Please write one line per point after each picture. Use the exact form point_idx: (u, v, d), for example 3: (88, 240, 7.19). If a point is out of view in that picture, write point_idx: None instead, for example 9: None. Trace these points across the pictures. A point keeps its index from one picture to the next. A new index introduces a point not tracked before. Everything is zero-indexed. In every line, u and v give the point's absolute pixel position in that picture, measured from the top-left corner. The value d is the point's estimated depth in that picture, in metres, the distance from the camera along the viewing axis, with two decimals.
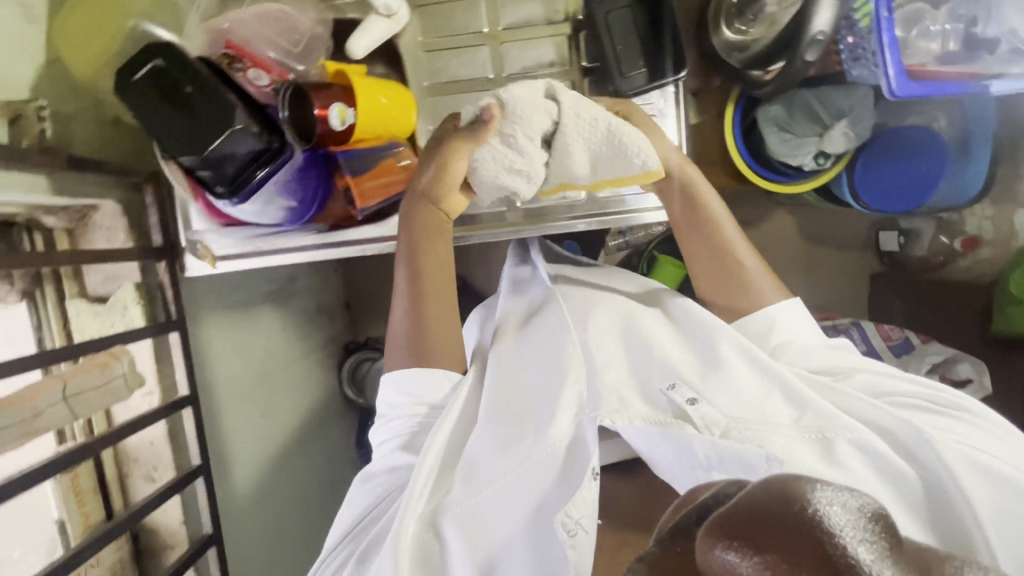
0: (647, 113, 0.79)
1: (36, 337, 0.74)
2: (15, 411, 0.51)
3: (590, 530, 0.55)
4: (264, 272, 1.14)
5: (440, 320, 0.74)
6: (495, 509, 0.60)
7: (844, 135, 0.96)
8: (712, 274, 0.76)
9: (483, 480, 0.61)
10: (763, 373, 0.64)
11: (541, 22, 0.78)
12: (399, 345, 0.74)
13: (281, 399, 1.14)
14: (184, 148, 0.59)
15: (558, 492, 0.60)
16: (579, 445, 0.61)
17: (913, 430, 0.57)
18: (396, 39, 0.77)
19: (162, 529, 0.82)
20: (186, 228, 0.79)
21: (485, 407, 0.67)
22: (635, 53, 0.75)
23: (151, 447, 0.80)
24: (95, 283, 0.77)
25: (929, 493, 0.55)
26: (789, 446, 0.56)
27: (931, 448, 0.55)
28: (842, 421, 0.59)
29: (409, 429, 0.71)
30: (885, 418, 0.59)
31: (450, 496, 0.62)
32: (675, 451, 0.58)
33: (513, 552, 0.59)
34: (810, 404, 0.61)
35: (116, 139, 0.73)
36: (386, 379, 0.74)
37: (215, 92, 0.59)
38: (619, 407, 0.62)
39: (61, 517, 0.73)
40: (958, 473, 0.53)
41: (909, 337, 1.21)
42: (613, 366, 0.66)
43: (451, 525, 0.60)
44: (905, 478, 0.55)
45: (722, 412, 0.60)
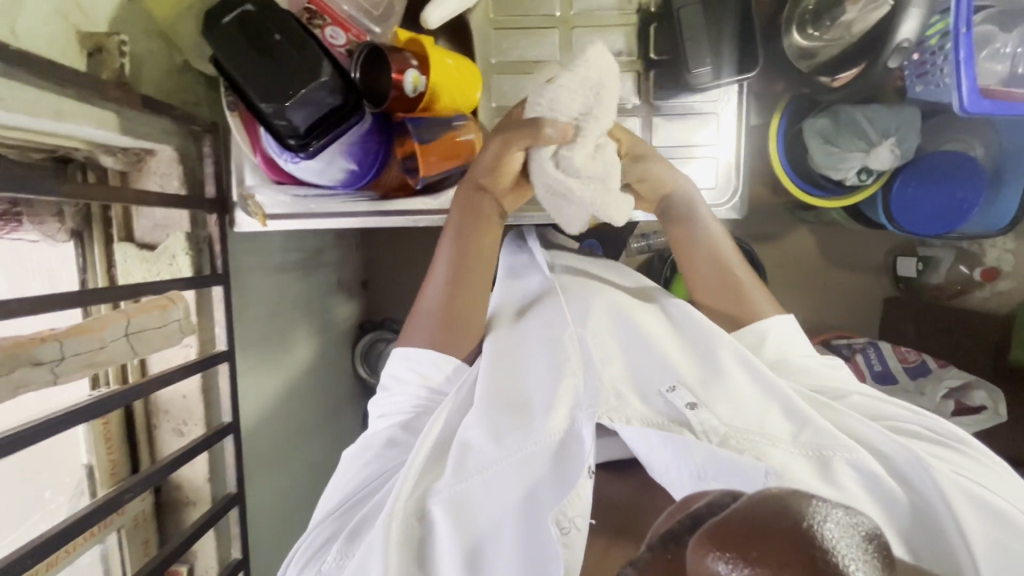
0: (710, 110, 0.79)
1: (80, 278, 0.73)
2: (85, 340, 0.49)
3: (582, 528, 0.53)
4: (295, 240, 1.13)
5: (470, 294, 0.71)
6: (483, 497, 0.58)
7: (890, 152, 0.95)
8: (711, 289, 0.74)
9: (473, 469, 0.59)
10: (763, 385, 0.62)
11: (613, 11, 0.79)
12: (422, 323, 0.71)
13: (301, 369, 1.13)
14: (265, 94, 0.58)
15: (552, 485, 0.57)
16: (574, 440, 0.59)
17: (914, 455, 0.55)
18: (468, 14, 0.78)
19: (185, 484, 0.80)
20: (240, 183, 0.79)
21: (481, 394, 0.64)
22: (703, 46, 0.72)
23: (183, 400, 0.79)
24: (142, 229, 0.75)
25: (921, 521, 0.53)
26: (787, 463, 0.55)
27: (932, 475, 0.53)
28: (842, 439, 0.56)
29: (407, 409, 0.68)
30: (885, 442, 0.57)
31: (438, 482, 0.60)
32: (676, 459, 0.55)
33: (500, 545, 0.56)
34: (811, 420, 0.58)
35: (181, 85, 0.72)
36: (396, 353, 0.70)
37: (301, 42, 0.58)
38: (618, 406, 0.59)
39: (89, 462, 0.72)
40: (950, 499, 0.51)
41: (926, 361, 1.23)
42: (611, 364, 0.64)
43: (441, 507, 0.57)
44: (898, 502, 0.54)
45: (723, 421, 0.58)
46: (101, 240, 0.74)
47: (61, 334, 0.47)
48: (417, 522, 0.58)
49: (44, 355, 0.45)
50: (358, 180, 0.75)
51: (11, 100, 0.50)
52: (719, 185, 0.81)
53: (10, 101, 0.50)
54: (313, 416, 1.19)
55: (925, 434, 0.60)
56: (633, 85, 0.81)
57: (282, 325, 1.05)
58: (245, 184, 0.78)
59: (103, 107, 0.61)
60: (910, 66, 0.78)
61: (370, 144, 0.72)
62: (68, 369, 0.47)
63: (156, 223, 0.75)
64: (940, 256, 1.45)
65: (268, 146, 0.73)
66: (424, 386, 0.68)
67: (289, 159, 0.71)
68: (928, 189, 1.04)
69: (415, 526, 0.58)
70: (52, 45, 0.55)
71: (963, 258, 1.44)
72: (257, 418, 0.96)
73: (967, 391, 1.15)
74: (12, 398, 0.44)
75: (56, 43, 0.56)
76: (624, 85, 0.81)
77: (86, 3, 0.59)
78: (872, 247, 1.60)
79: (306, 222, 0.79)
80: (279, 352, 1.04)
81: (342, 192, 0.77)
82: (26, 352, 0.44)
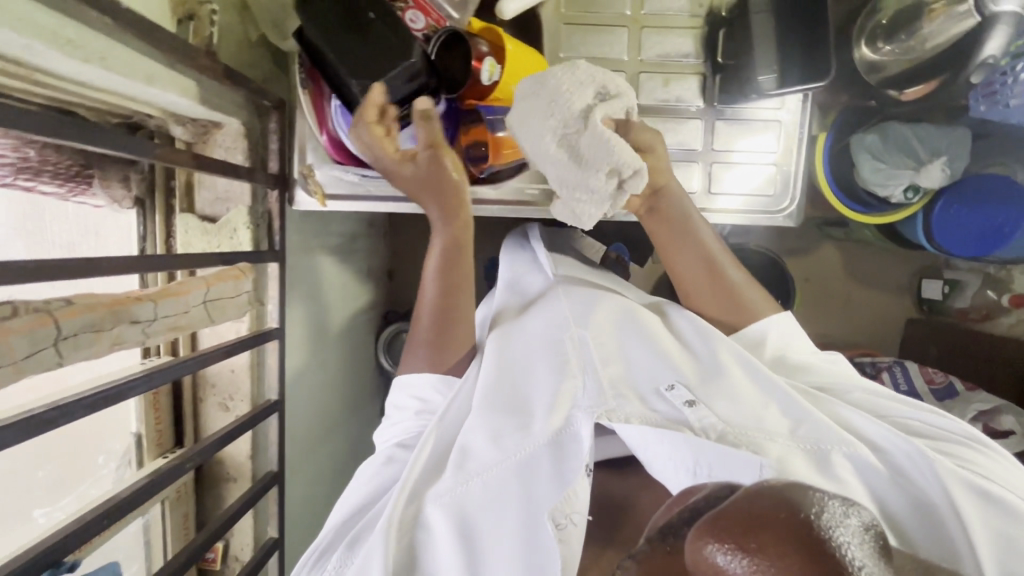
0: (772, 117, 0.80)
1: (140, 246, 0.73)
2: (172, 303, 0.49)
3: (581, 524, 0.52)
4: (334, 224, 1.13)
5: (460, 319, 0.70)
6: (481, 497, 0.57)
7: (941, 171, 0.97)
8: (705, 292, 0.72)
9: (473, 471, 0.58)
10: (764, 387, 0.62)
11: (681, 13, 0.80)
12: (419, 351, 0.70)
13: (332, 354, 1.13)
14: (355, 72, 0.59)
15: (549, 484, 0.56)
16: (571, 438, 0.58)
17: (912, 448, 0.55)
18: (540, 7, 0.78)
19: (228, 460, 0.80)
20: (302, 161, 0.79)
21: (482, 397, 0.64)
22: (771, 55, 0.71)
23: (230, 375, 0.78)
24: (204, 202, 0.76)
25: (923, 515, 0.52)
26: (783, 454, 0.54)
27: (934, 468, 0.53)
28: (840, 435, 0.56)
29: (411, 425, 0.68)
30: (886, 438, 0.57)
31: (438, 484, 0.60)
32: (673, 452, 0.53)
33: (498, 547, 0.55)
34: (808, 417, 0.58)
35: (254, 60, 0.73)
36: (398, 382, 0.71)
37: (394, 20, 0.59)
38: (616, 406, 0.58)
39: (139, 431, 0.72)
40: (953, 494, 0.51)
41: (954, 383, 1.23)
42: (612, 364, 0.63)
43: (439, 508, 0.58)
44: (898, 495, 0.53)
45: (720, 417, 0.57)
46: (163, 209, 0.74)
47: (154, 295, 0.47)
48: (412, 528, 0.58)
49: (141, 314, 0.45)
50: None
51: (112, 60, 0.50)
52: (775, 193, 0.81)
53: (111, 61, 0.50)
54: (338, 401, 1.19)
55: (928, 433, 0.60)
56: (698, 88, 0.81)
57: (318, 308, 1.05)
58: (306, 162, 0.78)
59: (187, 75, 0.61)
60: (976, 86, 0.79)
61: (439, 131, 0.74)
62: (156, 331, 0.47)
63: (217, 195, 0.75)
64: (968, 281, 1.44)
65: (337, 127, 0.73)
66: (416, 409, 0.69)
67: None
68: (971, 213, 1.03)
69: (412, 529, 0.58)
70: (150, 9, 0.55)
71: (991, 283, 1.41)
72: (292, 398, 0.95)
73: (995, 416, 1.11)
74: (107, 355, 0.43)
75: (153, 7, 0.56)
76: (688, 87, 0.81)
77: None
78: (896, 268, 1.61)
79: (368, 203, 0.81)
80: (315, 334, 1.04)
81: None
82: (127, 309, 0.43)
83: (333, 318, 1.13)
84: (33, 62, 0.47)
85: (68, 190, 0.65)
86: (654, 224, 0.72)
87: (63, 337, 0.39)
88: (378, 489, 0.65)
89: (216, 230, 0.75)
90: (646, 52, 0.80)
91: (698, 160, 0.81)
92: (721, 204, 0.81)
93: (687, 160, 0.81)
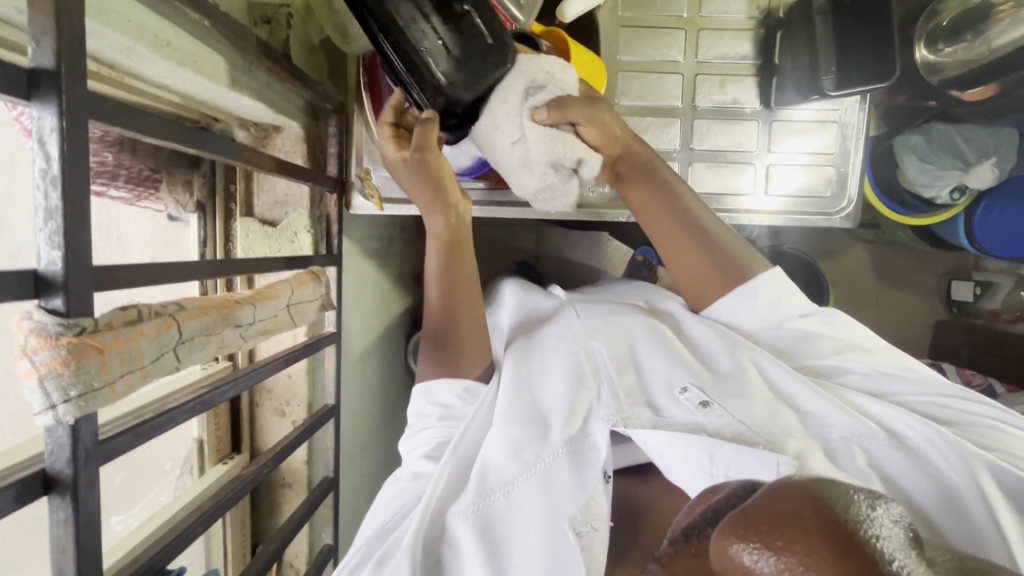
0: (830, 118, 0.80)
1: (200, 250, 0.73)
2: (267, 307, 0.50)
3: (600, 528, 0.53)
4: (371, 228, 1.11)
5: (468, 321, 0.69)
6: (506, 511, 0.58)
7: (991, 171, 0.97)
8: (695, 260, 0.67)
9: (495, 486, 0.59)
10: (777, 391, 0.61)
11: (738, 16, 0.80)
12: (429, 355, 0.69)
13: (370, 358, 1.11)
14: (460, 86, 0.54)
15: (570, 492, 0.56)
16: (588, 447, 0.58)
17: (931, 432, 0.55)
18: (598, 10, 0.78)
19: (283, 466, 0.80)
20: (358, 164, 0.79)
21: (502, 410, 0.63)
22: (829, 53, 0.71)
23: (287, 380, 0.78)
24: (263, 206, 0.75)
25: (948, 500, 0.51)
26: (803, 449, 0.54)
27: (954, 451, 0.53)
28: (858, 425, 0.57)
29: (435, 436, 0.67)
30: (904, 425, 0.57)
31: (461, 500, 0.60)
32: (686, 459, 0.54)
33: (521, 558, 0.55)
34: (821, 418, 0.58)
35: (315, 63, 0.73)
36: (415, 391, 0.69)
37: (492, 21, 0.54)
38: (633, 413, 0.59)
39: (200, 437, 0.72)
40: (975, 469, 0.51)
41: (994, 385, 1.23)
42: (627, 373, 0.64)
43: (465, 522, 0.57)
44: (921, 481, 0.52)
45: (735, 415, 0.57)
46: (223, 213, 0.74)
47: (252, 298, 0.48)
48: (443, 543, 0.58)
49: (242, 318, 0.45)
50: (478, 169, 0.77)
51: (202, 63, 0.50)
52: (832, 194, 0.81)
53: (202, 64, 0.50)
54: (375, 406, 1.18)
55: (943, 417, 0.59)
56: (756, 92, 0.81)
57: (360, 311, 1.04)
58: (363, 165, 0.78)
59: (260, 78, 0.61)
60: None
61: None
62: (252, 336, 0.47)
63: (277, 199, 0.74)
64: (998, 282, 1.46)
65: None
66: (441, 414, 0.68)
67: None
68: (1013, 213, 1.03)
69: (438, 544, 0.58)
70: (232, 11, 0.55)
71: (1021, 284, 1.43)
72: None
73: None
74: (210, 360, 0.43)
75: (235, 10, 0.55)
76: (746, 90, 0.81)
77: None
78: (924, 269, 1.61)
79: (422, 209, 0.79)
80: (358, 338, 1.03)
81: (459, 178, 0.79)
82: (233, 313, 0.44)
83: (372, 322, 1.13)
84: (128, 66, 0.47)
85: (135, 195, 0.65)
86: (629, 195, 0.68)
87: (181, 339, 0.39)
88: (402, 506, 0.63)
89: (276, 234, 0.74)
90: (703, 54, 0.80)
91: (755, 161, 0.81)
92: (779, 205, 0.81)
93: (745, 162, 0.81)
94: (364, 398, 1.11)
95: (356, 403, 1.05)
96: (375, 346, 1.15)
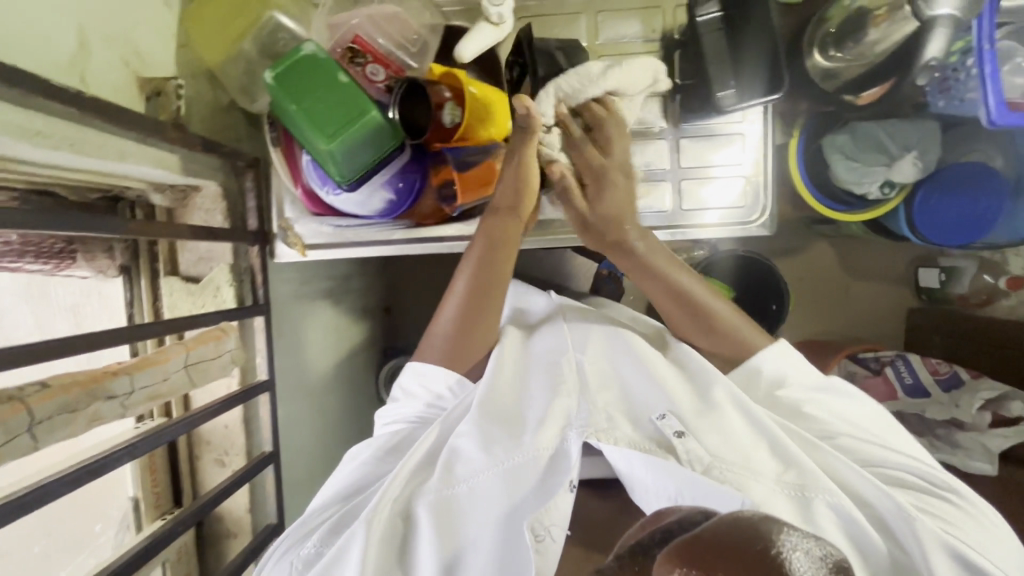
0: (733, 130, 0.82)
1: (127, 313, 0.75)
2: (151, 374, 0.52)
3: (558, 538, 0.54)
4: (324, 267, 1.12)
5: (488, 320, 0.70)
6: (467, 505, 0.59)
7: (913, 165, 0.97)
8: (683, 316, 0.70)
9: (461, 475, 0.60)
10: (753, 421, 0.60)
11: (637, 40, 0.82)
12: (438, 341, 0.71)
13: (330, 397, 1.11)
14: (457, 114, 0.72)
15: (533, 497, 0.57)
16: (563, 457, 0.60)
17: (900, 507, 0.53)
18: (496, 48, 0.81)
19: (227, 516, 0.81)
20: (279, 215, 0.81)
21: (477, 404, 0.64)
22: (726, 70, 0.74)
23: (224, 430, 0.79)
24: (188, 263, 0.77)
25: (898, 573, 0.52)
26: (766, 498, 0.54)
27: (913, 529, 0.51)
28: (826, 482, 0.54)
29: (411, 421, 0.70)
30: (875, 497, 0.55)
31: (426, 485, 0.61)
32: (656, 480, 0.55)
33: (476, 555, 0.56)
34: (798, 461, 0.56)
35: (224, 124, 0.75)
36: (408, 366, 0.71)
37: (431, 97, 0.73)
38: (608, 428, 0.60)
39: (135, 495, 0.73)
40: (930, 554, 0.50)
41: (958, 372, 1.15)
42: (605, 390, 0.65)
43: (426, 509, 0.58)
44: (877, 551, 0.52)
45: (709, 450, 0.57)
46: (148, 274, 0.76)
47: (130, 368, 0.51)
48: (401, 523, 0.59)
49: (116, 389, 0.49)
50: (396, 209, 0.77)
51: (82, 143, 0.53)
52: (747, 204, 0.83)
53: (81, 145, 0.53)
54: (340, 445, 1.18)
55: (914, 484, 0.57)
56: (660, 109, 0.83)
57: (313, 352, 1.05)
58: (285, 216, 0.80)
59: (158, 148, 0.64)
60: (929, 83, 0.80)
61: (408, 173, 0.74)
62: (135, 403, 0.51)
63: (200, 256, 0.77)
64: (965, 265, 1.40)
65: (309, 178, 0.75)
66: (426, 400, 0.70)
67: (331, 191, 0.74)
68: (950, 200, 1.02)
69: (398, 525, 0.59)
70: (116, 91, 0.59)
71: (987, 267, 1.36)
72: (291, 448, 0.96)
73: (1002, 402, 1.05)
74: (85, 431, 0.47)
75: (120, 89, 0.59)
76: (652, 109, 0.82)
77: (145, 51, 0.63)
78: (894, 254, 1.55)
79: (345, 250, 0.81)
80: (312, 379, 1.04)
81: (378, 221, 0.78)
82: (101, 387, 0.47)
83: (332, 361, 1.13)
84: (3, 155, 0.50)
85: (54, 266, 0.68)
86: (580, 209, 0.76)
87: (37, 421, 0.42)
88: (366, 482, 0.66)
89: (200, 290, 0.76)
90: None
91: (666, 177, 0.84)
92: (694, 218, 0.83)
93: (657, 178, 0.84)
94: (326, 438, 1.11)
95: (316, 444, 1.05)
96: (335, 384, 1.15)
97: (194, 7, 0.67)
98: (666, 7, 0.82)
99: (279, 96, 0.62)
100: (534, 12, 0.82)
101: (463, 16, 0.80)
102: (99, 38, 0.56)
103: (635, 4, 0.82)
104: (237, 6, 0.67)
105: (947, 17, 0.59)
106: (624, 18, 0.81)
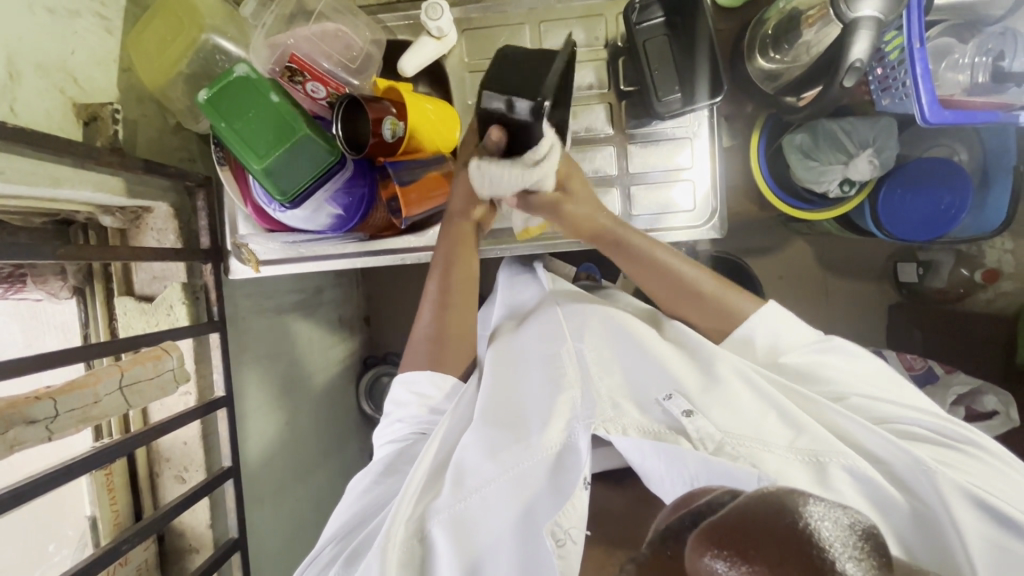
0: (681, 136, 0.83)
1: (82, 332, 0.76)
2: (78, 396, 0.55)
3: (578, 540, 0.50)
4: (291, 280, 1.10)
5: (457, 325, 0.74)
6: (483, 513, 0.56)
7: (869, 163, 0.95)
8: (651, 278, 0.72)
9: (472, 487, 0.57)
10: (761, 393, 0.59)
11: (581, 46, 0.84)
12: (420, 348, 0.73)
13: (303, 409, 1.10)
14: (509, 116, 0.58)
15: (549, 499, 0.54)
16: (571, 454, 0.57)
17: (915, 457, 0.52)
18: (444, 60, 0.84)
19: (188, 532, 0.82)
20: (233, 232, 0.82)
21: (479, 412, 0.63)
22: (670, 77, 0.76)
23: (183, 447, 0.80)
24: (142, 283, 0.78)
25: (922, 525, 0.50)
26: (782, 469, 0.51)
27: (930, 480, 0.51)
28: (838, 445, 0.54)
29: (407, 435, 0.69)
30: (892, 453, 0.54)
31: (436, 502, 0.58)
32: (670, 467, 0.51)
33: (499, 553, 0.54)
34: (807, 428, 0.55)
35: (172, 143, 0.77)
36: (398, 380, 0.72)
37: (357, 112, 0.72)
38: (614, 416, 0.56)
39: (93, 514, 0.75)
40: (951, 502, 0.49)
41: (932, 367, 1.08)
42: (608, 376, 0.62)
43: (439, 526, 0.56)
44: (899, 508, 0.51)
45: (719, 428, 0.54)
46: (103, 294, 0.77)
47: (56, 392, 0.54)
48: (419, 543, 0.56)
49: (38, 413, 0.51)
50: (346, 224, 0.78)
51: (10, 172, 0.56)
52: (699, 207, 0.83)
53: (9, 173, 0.56)
54: (320, 457, 1.16)
55: (924, 435, 0.57)
56: (606, 116, 0.85)
57: (280, 365, 1.04)
58: (239, 233, 0.82)
59: (99, 172, 0.66)
60: (875, 81, 0.81)
61: (354, 188, 0.75)
62: (62, 426, 0.53)
63: (154, 275, 0.77)
64: (940, 259, 1.21)
65: (257, 196, 0.77)
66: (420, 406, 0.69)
67: (278, 209, 0.75)
68: (917, 195, 0.98)
69: (416, 543, 0.56)
70: (49, 118, 0.60)
71: (963, 261, 1.19)
72: (258, 464, 0.95)
73: (976, 397, 1.01)
74: (10, 453, 0.50)
75: (53, 115, 0.61)
76: (597, 115, 0.85)
77: (82, 77, 0.65)
78: (871, 248, 1.35)
79: (301, 265, 0.83)
80: (280, 394, 1.03)
81: (332, 236, 0.80)
82: (20, 412, 0.50)
83: (304, 374, 1.12)
84: None
85: (4, 290, 0.70)
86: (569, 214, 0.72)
87: None
88: (378, 505, 0.64)
89: (153, 309, 0.77)
90: None
91: (616, 183, 0.84)
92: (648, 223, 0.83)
93: (606, 185, 0.84)
94: (302, 453, 1.09)
95: (290, 459, 1.04)
96: (311, 397, 1.14)
97: (134, 33, 0.70)
98: (609, 15, 0.83)
99: (211, 116, 0.65)
100: (478, 24, 0.84)
101: (406, 30, 0.83)
102: (31, 67, 0.58)
103: (577, 13, 0.83)
104: (175, 29, 0.70)
105: (869, 20, 0.64)
106: (567, 26, 0.83)
